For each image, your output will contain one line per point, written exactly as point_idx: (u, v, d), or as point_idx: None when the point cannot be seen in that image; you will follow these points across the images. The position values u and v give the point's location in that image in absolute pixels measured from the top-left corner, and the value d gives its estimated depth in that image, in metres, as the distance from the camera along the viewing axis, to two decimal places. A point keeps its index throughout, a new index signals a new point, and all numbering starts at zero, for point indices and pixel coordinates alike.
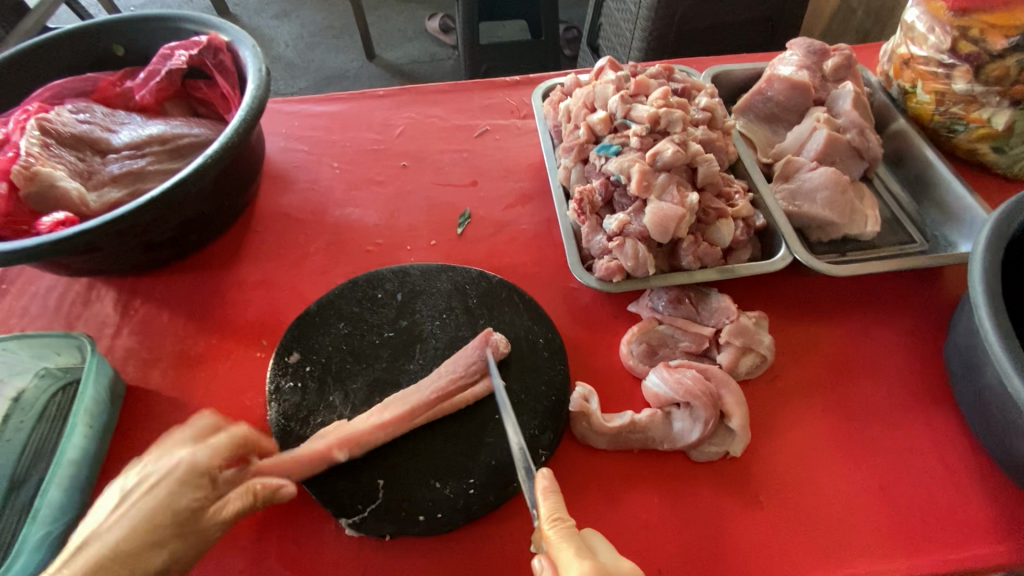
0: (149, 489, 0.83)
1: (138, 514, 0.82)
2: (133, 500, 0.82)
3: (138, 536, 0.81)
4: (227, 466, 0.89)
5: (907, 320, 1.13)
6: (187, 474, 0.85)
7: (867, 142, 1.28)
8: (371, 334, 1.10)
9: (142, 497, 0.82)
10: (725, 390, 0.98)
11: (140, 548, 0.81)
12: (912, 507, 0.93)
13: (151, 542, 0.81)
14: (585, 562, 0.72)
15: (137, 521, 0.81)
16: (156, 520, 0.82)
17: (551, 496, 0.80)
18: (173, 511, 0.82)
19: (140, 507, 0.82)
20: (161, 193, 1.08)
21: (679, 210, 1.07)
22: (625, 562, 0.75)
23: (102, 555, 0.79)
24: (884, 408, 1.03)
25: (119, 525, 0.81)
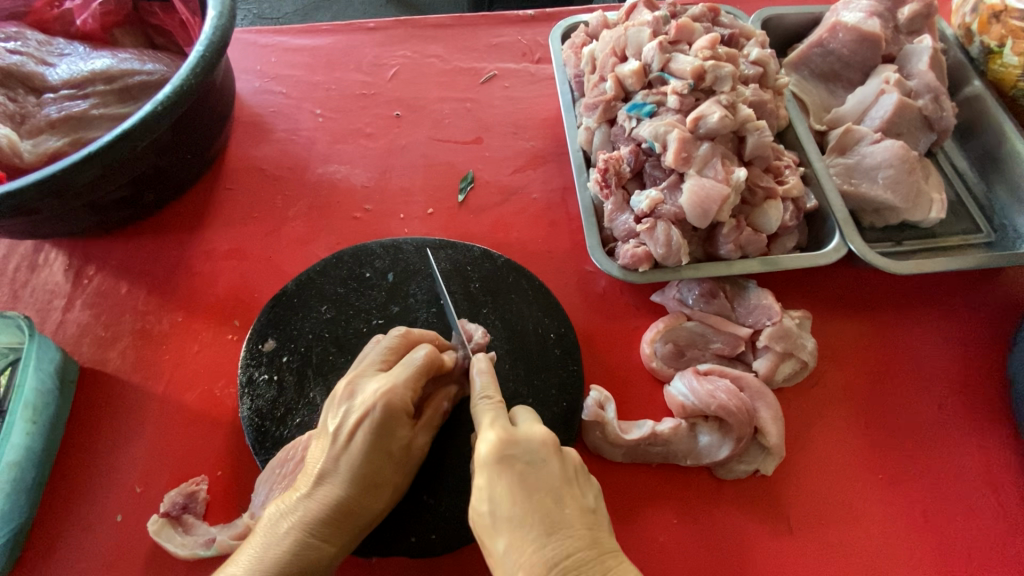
0: (375, 416, 0.74)
1: (365, 483, 0.73)
2: (350, 456, 0.73)
3: (349, 509, 0.72)
4: (377, 470, 0.74)
5: (967, 323, 0.99)
6: (346, 493, 0.72)
7: (940, 110, 1.09)
8: (357, 320, 0.96)
9: (351, 447, 0.73)
10: (761, 404, 0.86)
11: (344, 527, 0.72)
12: (956, 539, 0.84)
13: (369, 511, 0.74)
14: (495, 428, 0.67)
15: (361, 494, 0.73)
16: (301, 550, 0.69)
17: (482, 378, 0.73)
18: (393, 449, 0.75)
19: (362, 461, 0.73)
20: (100, 146, 0.89)
21: (723, 189, 0.90)
22: (542, 429, 0.69)
23: (300, 549, 0.69)
24: (935, 425, 0.92)
25: (309, 512, 0.71)
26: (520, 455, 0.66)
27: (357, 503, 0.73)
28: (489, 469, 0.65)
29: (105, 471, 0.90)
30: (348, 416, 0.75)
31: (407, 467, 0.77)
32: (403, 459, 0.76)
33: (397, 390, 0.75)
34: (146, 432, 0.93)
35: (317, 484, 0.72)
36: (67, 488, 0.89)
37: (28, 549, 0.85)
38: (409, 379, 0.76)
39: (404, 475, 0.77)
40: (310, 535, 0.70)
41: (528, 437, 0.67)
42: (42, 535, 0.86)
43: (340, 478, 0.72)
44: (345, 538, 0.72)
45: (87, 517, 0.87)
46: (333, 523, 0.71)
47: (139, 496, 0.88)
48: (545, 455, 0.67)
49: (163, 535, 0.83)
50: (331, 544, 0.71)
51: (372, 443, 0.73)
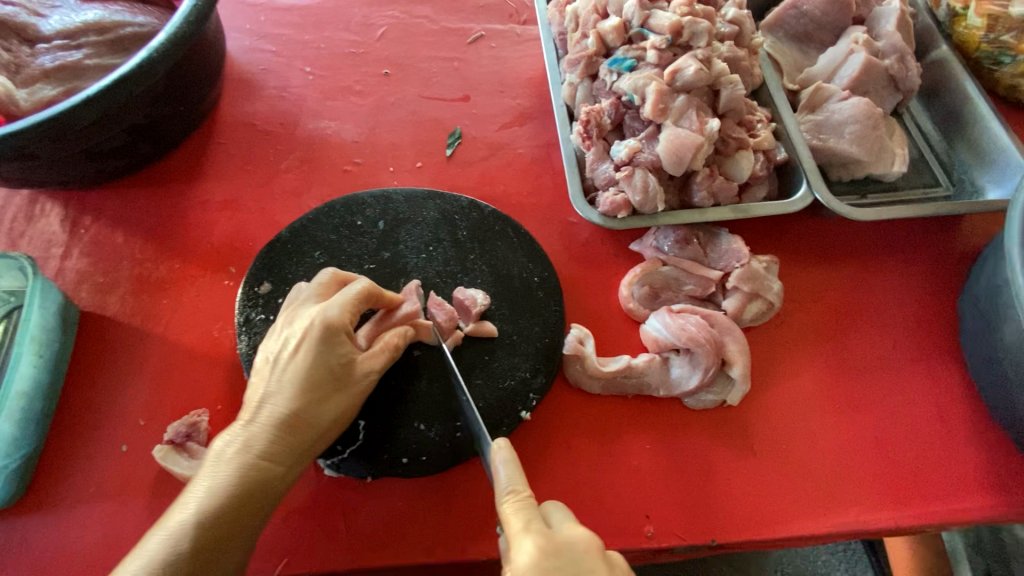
0: (310, 337, 0.78)
1: (305, 403, 0.77)
2: (289, 379, 0.77)
3: (292, 426, 0.76)
4: (319, 389, 0.78)
5: (923, 270, 1.06)
6: (292, 413, 0.76)
7: (906, 69, 1.14)
8: (350, 265, 1.00)
9: (289, 368, 0.78)
10: (728, 338, 0.93)
11: (289, 445, 0.76)
12: (903, 459, 0.92)
13: (313, 429, 0.77)
14: (532, 536, 0.67)
15: (303, 412, 0.76)
16: (249, 467, 0.73)
17: (509, 474, 0.72)
18: (332, 367, 0.79)
19: (299, 382, 0.77)
20: (97, 92, 0.91)
21: (697, 138, 0.95)
22: (582, 532, 0.69)
23: (245, 465, 0.73)
24: (889, 361, 0.99)
25: (251, 434, 0.75)
26: (564, 566, 0.65)
27: (300, 421, 0.76)
28: None
29: (109, 405, 0.95)
30: (285, 341, 0.79)
31: (351, 386, 0.80)
32: (346, 377, 0.80)
33: (331, 311, 0.80)
34: (148, 369, 0.98)
35: (259, 408, 0.76)
36: (72, 421, 0.93)
37: (39, 477, 0.90)
38: (341, 302, 0.81)
39: (351, 394, 0.80)
40: (256, 455, 0.74)
41: (570, 541, 0.67)
42: (49, 464, 0.90)
43: (279, 400, 0.76)
44: (292, 453, 0.76)
45: (93, 446, 0.92)
46: (277, 440, 0.75)
47: (143, 429, 0.93)
48: (591, 565, 0.66)
49: (169, 460, 0.87)
50: (277, 460, 0.75)
51: (309, 360, 0.77)
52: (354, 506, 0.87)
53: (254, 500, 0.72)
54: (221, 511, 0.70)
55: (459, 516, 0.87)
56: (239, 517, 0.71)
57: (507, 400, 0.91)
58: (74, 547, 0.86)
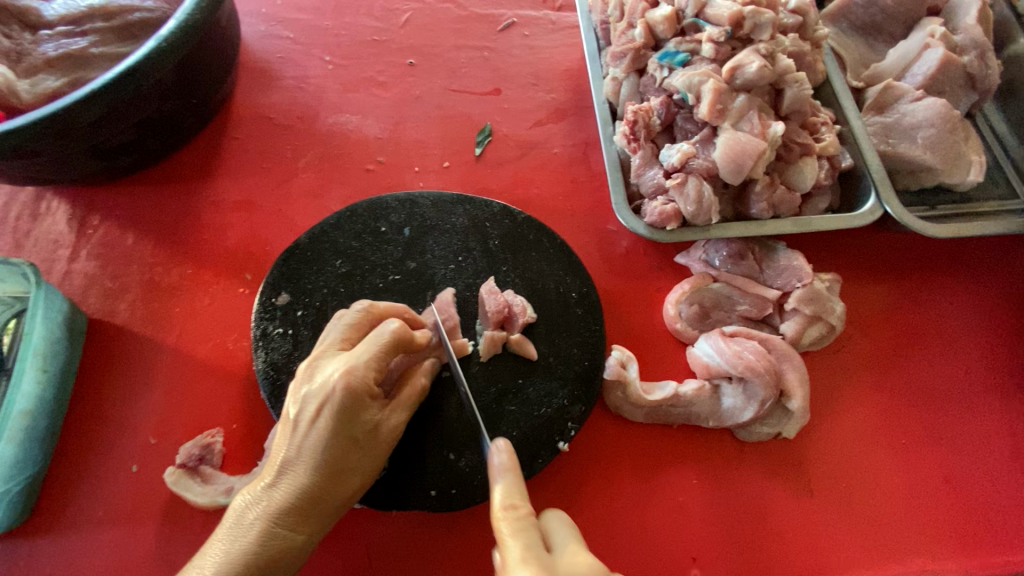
0: (336, 399, 0.69)
1: (330, 473, 0.70)
2: (313, 444, 0.69)
3: (315, 497, 0.69)
4: (344, 454, 0.70)
5: (996, 290, 0.97)
6: (314, 484, 0.69)
7: (986, 67, 1.03)
8: (373, 276, 0.93)
9: (313, 433, 0.69)
10: (787, 366, 0.85)
11: (311, 516, 0.70)
12: (975, 503, 0.84)
13: (336, 497, 0.71)
14: (529, 566, 0.56)
15: (327, 482, 0.70)
16: (270, 541, 0.67)
17: (507, 487, 0.62)
18: (359, 434, 0.71)
19: (323, 449, 0.69)
20: (103, 85, 0.84)
21: (759, 143, 0.86)
22: (588, 562, 0.57)
23: (265, 539, 0.66)
24: (959, 392, 0.90)
25: (273, 503, 0.68)
26: None
27: (324, 491, 0.69)
28: None
29: (118, 421, 0.89)
30: (308, 400, 0.70)
31: (379, 449, 0.74)
32: (372, 441, 0.73)
33: (360, 371, 0.70)
34: (159, 383, 0.92)
35: (281, 473, 0.69)
36: (80, 438, 0.88)
37: (45, 497, 0.84)
38: (373, 358, 0.71)
39: (377, 458, 0.74)
40: (277, 527, 0.67)
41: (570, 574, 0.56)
42: (56, 484, 0.85)
43: (302, 469, 0.69)
44: (315, 524, 0.70)
45: (102, 465, 0.86)
46: (299, 512, 0.69)
47: (154, 448, 0.87)
48: None
49: (180, 485, 0.82)
50: (298, 532, 0.69)
51: (334, 427, 0.69)
52: (377, 538, 0.81)
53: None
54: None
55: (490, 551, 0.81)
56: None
57: (544, 429, 0.83)
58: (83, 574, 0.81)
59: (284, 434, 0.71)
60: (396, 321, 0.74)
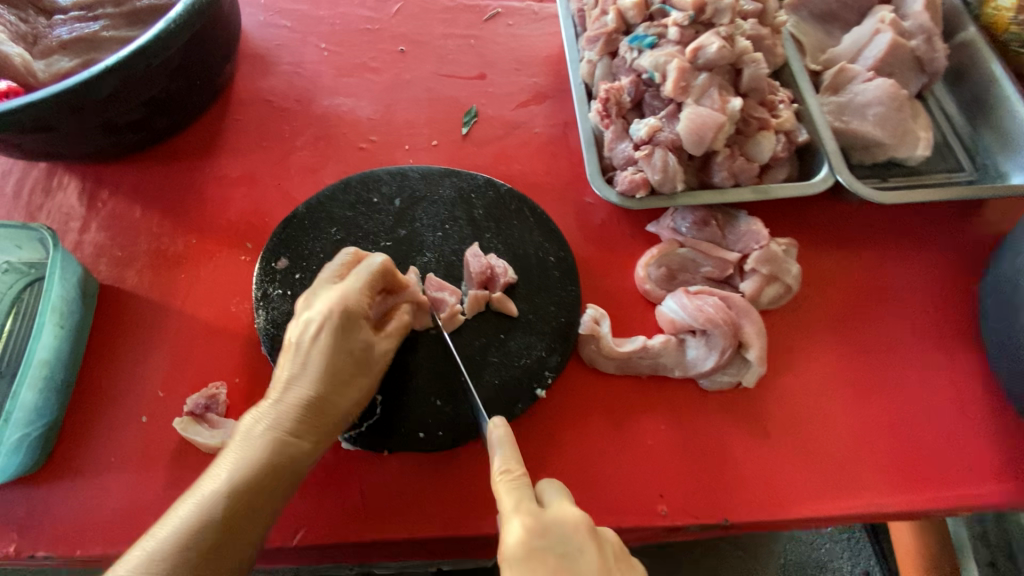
0: (335, 319, 0.78)
1: (332, 385, 0.78)
2: (315, 360, 0.78)
3: (319, 407, 0.77)
4: (342, 370, 0.79)
5: (942, 255, 1.05)
6: (317, 396, 0.77)
7: (933, 50, 1.11)
8: (366, 242, 1.00)
9: (315, 351, 0.78)
10: (745, 320, 0.92)
11: (316, 425, 0.77)
12: (918, 444, 0.92)
13: (338, 409, 0.79)
14: (522, 516, 0.69)
15: (329, 394, 0.78)
16: (277, 447, 0.74)
17: (505, 454, 0.74)
18: (356, 351, 0.80)
19: (325, 363, 0.78)
20: (117, 62, 0.91)
21: (719, 117, 0.94)
22: (574, 512, 0.70)
23: (276, 444, 0.74)
24: (905, 346, 0.98)
25: (280, 414, 0.76)
26: (552, 546, 0.68)
27: (327, 402, 0.78)
28: (520, 561, 0.67)
29: (128, 376, 0.96)
30: (308, 324, 0.79)
31: (372, 368, 0.82)
32: (368, 361, 0.82)
33: (353, 295, 0.80)
34: (166, 342, 0.99)
35: (285, 389, 0.77)
36: (92, 392, 0.94)
37: (61, 445, 0.91)
38: (363, 284, 0.82)
39: (373, 376, 0.83)
40: (284, 434, 0.75)
41: (560, 522, 0.69)
42: (71, 432, 0.92)
43: (305, 382, 0.77)
44: (319, 434, 0.78)
45: (113, 415, 0.93)
46: (304, 421, 0.76)
47: (163, 400, 0.94)
48: (580, 543, 0.68)
49: (190, 430, 0.89)
50: (304, 442, 0.76)
51: (333, 344, 0.78)
52: (369, 478, 0.88)
53: (283, 481, 0.74)
54: (254, 493, 0.71)
55: (473, 490, 0.88)
56: (272, 500, 0.73)
57: (523, 378, 0.91)
58: (97, 512, 0.87)
59: (286, 355, 0.79)
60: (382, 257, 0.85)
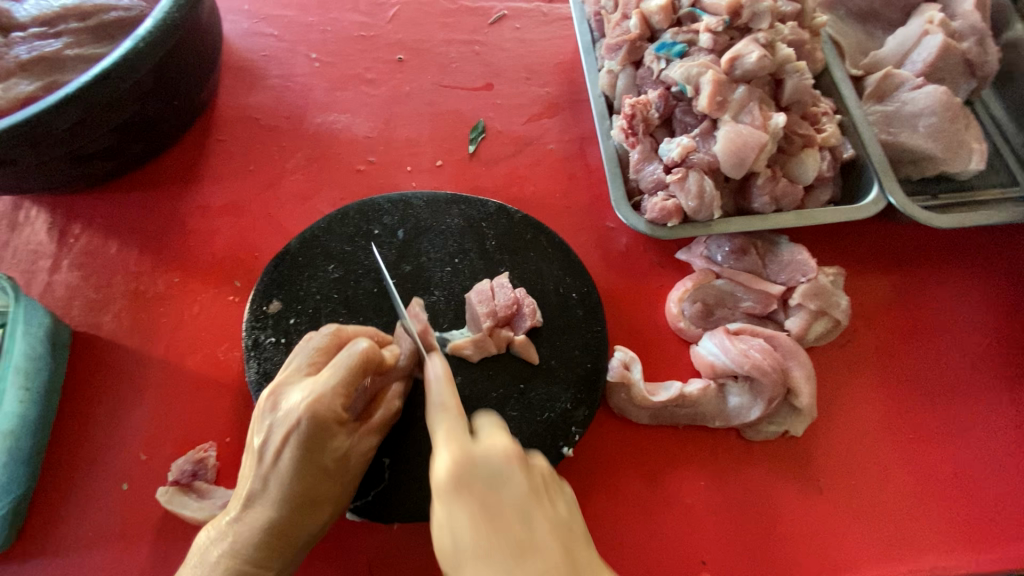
0: (300, 431, 0.65)
1: (296, 507, 0.67)
2: (278, 478, 0.67)
3: (282, 531, 0.67)
4: (312, 486, 0.67)
5: (998, 280, 0.96)
6: (281, 520, 0.67)
7: (985, 54, 1.01)
8: (367, 281, 0.90)
9: (278, 468, 0.66)
10: (793, 363, 0.83)
11: (280, 549, 0.68)
12: (986, 497, 0.83)
13: (305, 528, 0.69)
14: (450, 446, 0.55)
15: (293, 516, 0.67)
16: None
17: (441, 388, 0.60)
18: (327, 464, 0.68)
19: (289, 483, 0.66)
20: (77, 89, 0.81)
21: (761, 136, 0.84)
22: (506, 439, 0.56)
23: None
24: (967, 386, 0.89)
25: (239, 537, 0.67)
26: (484, 478, 0.54)
27: (291, 524, 0.67)
28: (449, 498, 0.53)
29: (105, 437, 0.86)
30: (273, 431, 0.67)
31: (349, 476, 0.70)
32: (341, 471, 0.69)
33: (324, 400, 0.66)
34: (148, 397, 0.89)
35: (247, 506, 0.68)
36: (66, 457, 0.85)
37: (32, 519, 0.81)
38: (337, 386, 0.67)
39: (346, 486, 0.71)
40: (244, 560, 0.66)
41: (488, 453, 0.55)
42: (43, 504, 0.82)
43: (267, 504, 0.67)
44: (285, 557, 0.68)
45: (90, 484, 0.83)
46: (268, 546, 0.67)
47: (145, 465, 0.85)
48: (513, 475, 0.55)
49: (175, 503, 0.79)
50: (268, 568, 0.67)
51: (299, 461, 0.66)
52: (378, 550, 0.79)
53: None
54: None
55: None
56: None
57: (548, 433, 0.81)
58: None
59: (250, 465, 0.69)
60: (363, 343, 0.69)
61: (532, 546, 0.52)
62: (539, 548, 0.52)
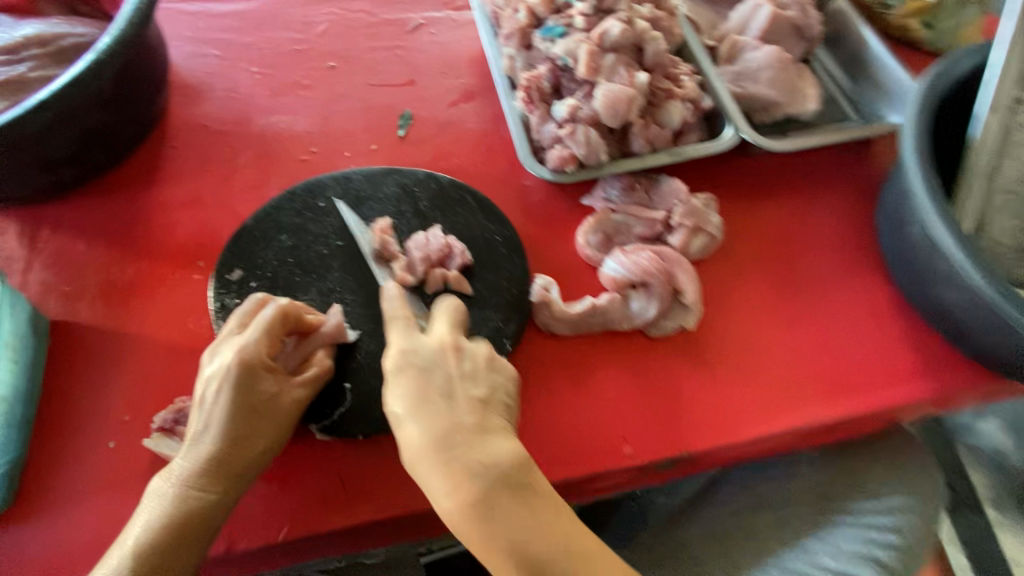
0: (233, 374, 0.80)
1: (233, 440, 0.79)
2: (216, 417, 0.80)
3: (222, 463, 0.79)
4: (246, 423, 0.80)
5: (841, 193, 1.18)
6: (221, 454, 0.79)
7: (808, 18, 1.25)
8: (318, 245, 1.04)
9: (217, 409, 0.80)
10: (678, 269, 1.01)
11: (221, 480, 0.78)
12: (845, 359, 1.02)
13: (244, 461, 0.80)
14: (397, 341, 0.84)
15: (231, 449, 0.79)
16: (185, 506, 0.76)
17: (394, 303, 0.88)
18: (259, 401, 0.81)
19: (227, 419, 0.80)
20: (48, 95, 0.96)
21: (628, 91, 1.04)
22: (443, 337, 0.85)
23: (178, 506, 0.76)
24: (823, 276, 1.09)
25: (184, 473, 0.78)
26: (420, 362, 0.82)
27: (231, 455, 0.79)
28: (393, 375, 0.81)
29: (90, 404, 0.96)
30: (209, 382, 0.81)
31: (282, 415, 0.83)
32: (273, 410, 0.83)
33: (251, 348, 0.82)
34: (126, 367, 0.99)
35: (192, 447, 0.79)
36: (54, 425, 0.94)
37: (26, 482, 0.90)
38: (261, 336, 0.84)
39: (278, 427, 0.83)
40: (188, 494, 0.77)
41: (426, 345, 0.84)
42: (35, 468, 0.91)
43: (207, 442, 0.79)
44: (224, 490, 0.78)
45: (78, 444, 0.93)
46: (209, 478, 0.78)
47: (129, 424, 0.94)
48: (444, 360, 0.83)
49: (163, 445, 0.90)
50: (213, 499, 0.77)
51: (234, 399, 0.80)
52: (348, 464, 0.90)
53: (194, 541, 0.76)
54: (158, 556, 0.73)
55: None
56: (181, 562, 0.74)
57: None
58: (72, 544, 0.87)
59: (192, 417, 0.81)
60: (283, 301, 0.87)
61: (456, 405, 0.79)
62: (462, 405, 0.79)
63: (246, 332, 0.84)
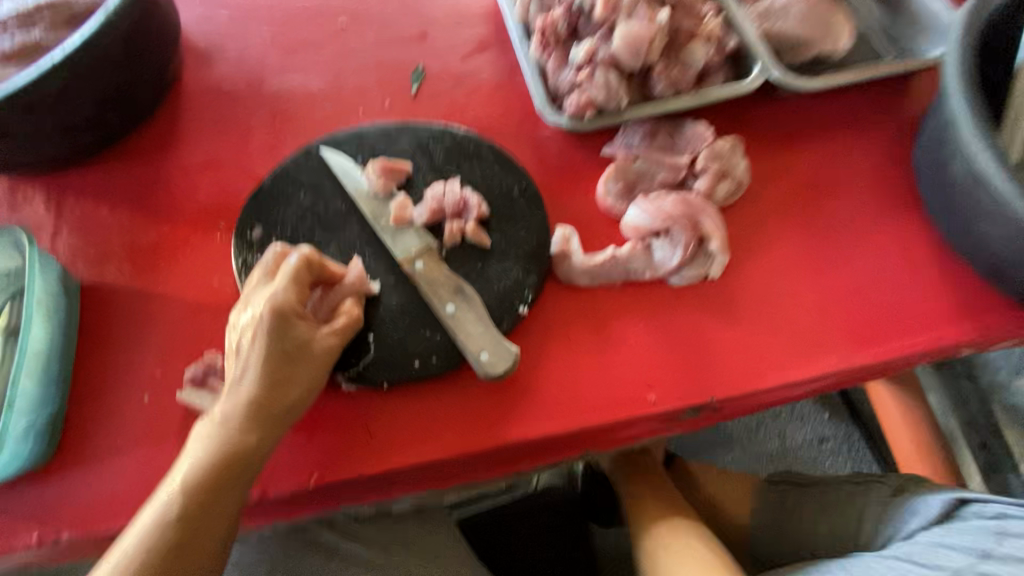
0: (264, 322, 0.81)
1: (268, 387, 0.81)
2: (251, 364, 0.82)
3: (259, 408, 0.81)
4: (279, 370, 0.82)
5: (876, 133, 1.12)
6: (257, 398, 0.81)
7: None
8: (335, 201, 1.03)
9: (251, 356, 0.82)
10: (703, 215, 0.99)
11: (259, 424, 0.81)
12: (880, 303, 0.98)
13: (279, 406, 0.82)
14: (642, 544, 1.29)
15: (266, 395, 0.81)
16: (227, 447, 0.80)
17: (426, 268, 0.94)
18: (290, 348, 0.82)
19: (260, 366, 0.81)
20: (63, 58, 0.96)
21: (649, 30, 0.99)
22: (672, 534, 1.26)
23: (220, 445, 0.80)
24: (857, 219, 1.05)
25: (225, 416, 0.81)
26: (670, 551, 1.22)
27: (266, 401, 0.81)
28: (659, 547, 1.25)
29: (124, 361, 0.98)
30: (244, 330, 0.84)
31: (313, 362, 0.84)
32: (304, 357, 0.84)
33: (279, 296, 0.83)
34: (156, 325, 1.01)
35: (231, 391, 0.83)
36: (90, 382, 0.97)
37: (67, 435, 0.93)
38: (287, 284, 0.84)
39: (311, 375, 0.84)
40: (230, 436, 0.80)
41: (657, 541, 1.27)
42: (75, 422, 0.94)
43: (244, 388, 0.82)
44: (262, 433, 0.82)
45: (115, 398, 0.95)
46: (247, 421, 0.81)
47: (161, 378, 0.97)
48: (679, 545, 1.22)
49: (190, 396, 0.94)
50: (252, 441, 0.81)
51: (266, 346, 0.81)
52: (374, 413, 0.92)
53: (238, 478, 0.80)
54: (206, 489, 0.78)
55: (474, 410, 0.92)
56: (228, 494, 0.80)
57: (506, 298, 0.96)
58: (114, 491, 0.90)
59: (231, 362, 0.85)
60: (307, 250, 0.87)
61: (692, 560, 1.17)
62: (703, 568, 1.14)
63: (274, 282, 0.85)
